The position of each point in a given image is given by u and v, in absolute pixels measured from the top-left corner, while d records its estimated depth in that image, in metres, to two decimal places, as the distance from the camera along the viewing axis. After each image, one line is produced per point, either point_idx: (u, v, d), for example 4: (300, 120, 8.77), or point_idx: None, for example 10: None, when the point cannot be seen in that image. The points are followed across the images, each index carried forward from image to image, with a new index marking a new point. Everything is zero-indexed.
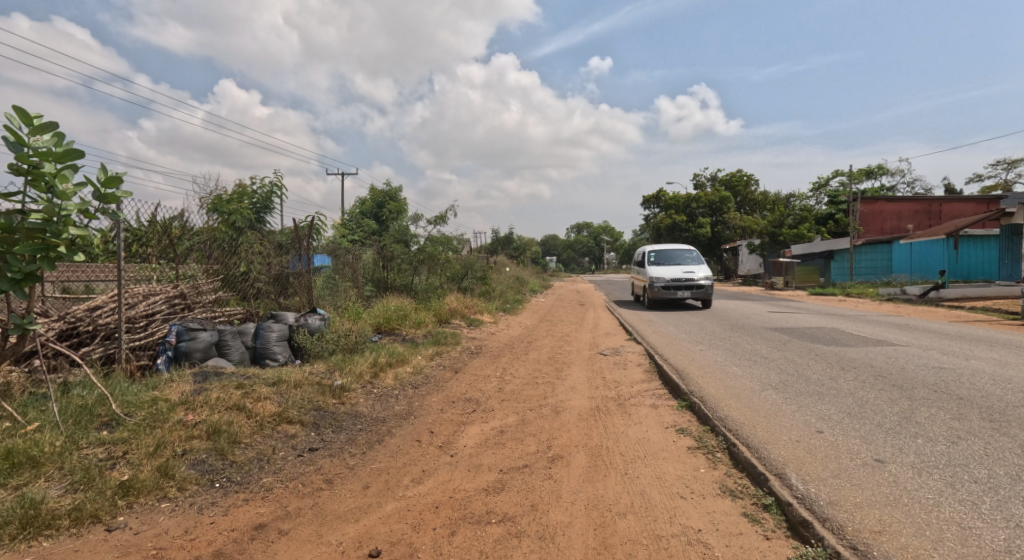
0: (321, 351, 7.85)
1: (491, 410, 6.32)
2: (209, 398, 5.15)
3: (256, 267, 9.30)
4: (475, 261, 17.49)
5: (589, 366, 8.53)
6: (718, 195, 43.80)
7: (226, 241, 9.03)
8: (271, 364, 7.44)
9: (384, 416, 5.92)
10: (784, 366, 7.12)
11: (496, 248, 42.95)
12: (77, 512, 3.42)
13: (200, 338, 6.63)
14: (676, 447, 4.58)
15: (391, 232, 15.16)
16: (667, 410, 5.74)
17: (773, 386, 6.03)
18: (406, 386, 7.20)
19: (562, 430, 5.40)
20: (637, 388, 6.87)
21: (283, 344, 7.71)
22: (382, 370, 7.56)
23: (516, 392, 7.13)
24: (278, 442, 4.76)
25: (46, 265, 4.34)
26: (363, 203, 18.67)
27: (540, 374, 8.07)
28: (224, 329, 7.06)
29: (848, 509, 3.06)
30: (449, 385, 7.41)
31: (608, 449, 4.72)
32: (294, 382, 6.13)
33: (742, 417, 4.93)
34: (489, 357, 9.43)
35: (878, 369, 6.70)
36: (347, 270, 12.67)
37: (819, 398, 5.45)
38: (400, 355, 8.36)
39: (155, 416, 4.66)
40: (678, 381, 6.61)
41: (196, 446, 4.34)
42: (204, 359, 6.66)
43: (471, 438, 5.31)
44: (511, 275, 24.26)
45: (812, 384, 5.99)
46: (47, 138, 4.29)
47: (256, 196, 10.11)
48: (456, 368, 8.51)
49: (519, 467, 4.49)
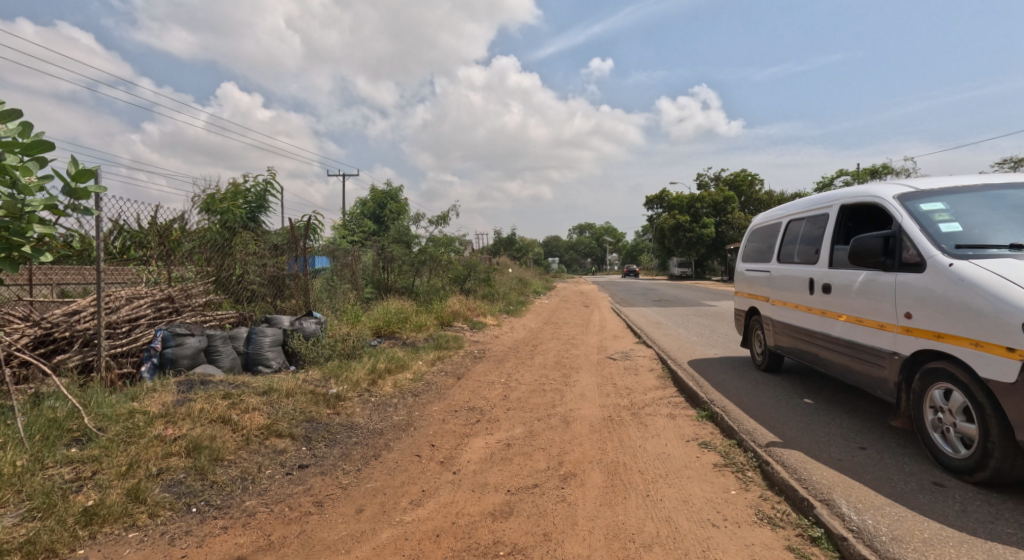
0: (317, 357, 7.47)
1: (496, 420, 5.92)
2: (191, 409, 4.73)
3: (251, 269, 8.89)
4: (478, 262, 17.12)
5: (598, 371, 8.12)
6: (722, 195, 43.43)
7: (219, 241, 8.61)
8: (264, 370, 7.09)
9: (381, 427, 5.52)
10: (807, 372, 6.72)
11: (499, 250, 42.55)
12: (30, 545, 3.02)
13: (187, 344, 6.22)
14: (701, 466, 4.18)
15: (391, 233, 14.78)
16: (686, 421, 5.34)
17: (800, 395, 5.62)
18: (405, 394, 6.79)
19: (574, 443, 4.98)
20: (652, 396, 6.46)
21: (277, 350, 7.35)
22: (380, 377, 7.16)
23: (522, 400, 6.72)
24: (264, 458, 4.35)
25: (8, 267, 3.95)
26: (363, 203, 18.27)
27: (548, 380, 7.65)
28: (213, 334, 6.66)
29: (917, 548, 2.73)
30: (452, 393, 7.00)
31: (626, 467, 4.31)
32: (286, 392, 5.73)
33: (771, 430, 4.52)
34: (494, 362, 9.03)
35: None
36: (346, 272, 12.28)
37: (852, 408, 5.05)
38: (401, 360, 7.97)
39: (129, 430, 4.24)
40: (695, 389, 6.20)
41: (174, 464, 3.93)
42: (192, 366, 6.26)
43: (476, 453, 4.91)
44: (514, 276, 23.83)
45: (840, 394, 5.60)
46: (11, 127, 3.85)
47: (251, 195, 9.69)
48: (459, 374, 8.12)
49: (529, 487, 4.08)
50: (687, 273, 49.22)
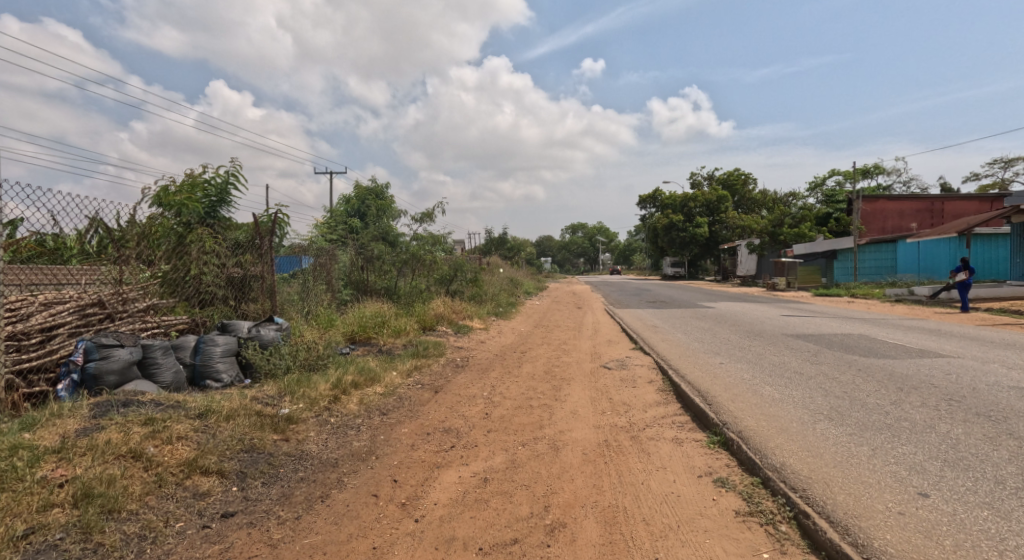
0: (274, 369, 6.63)
1: (474, 446, 5.08)
2: (94, 440, 3.85)
3: (209, 270, 7.97)
4: (466, 262, 16.26)
5: (592, 383, 7.28)
6: (715, 194, 42.95)
7: (170, 239, 7.73)
8: (212, 385, 6.25)
9: (337, 457, 4.68)
10: (828, 387, 5.95)
11: (491, 250, 41.92)
12: None
13: (115, 357, 5.36)
14: (719, 514, 3.38)
15: (373, 231, 13.95)
16: (695, 448, 4.56)
17: (827, 417, 4.82)
18: (372, 413, 5.95)
19: (563, 479, 4.16)
20: (653, 415, 5.65)
21: (229, 362, 6.51)
22: (345, 392, 6.31)
23: (505, 419, 5.87)
24: (177, 505, 3.50)
25: None
26: (347, 201, 17.35)
27: (536, 394, 6.82)
28: (151, 345, 5.81)
29: None
30: (426, 411, 6.16)
31: (627, 515, 3.52)
32: (226, 413, 4.87)
33: (804, 465, 3.72)
34: (478, 372, 8.19)
35: (947, 393, 5.52)
36: (322, 272, 11.40)
37: (894, 435, 4.25)
38: (371, 371, 7.12)
39: (5, 471, 3.36)
40: (704, 408, 5.41)
41: (51, 521, 3.07)
42: (121, 384, 5.39)
43: (445, 491, 4.09)
44: (505, 276, 22.95)
45: (873, 415, 4.82)
46: None
47: (211, 188, 8.63)
48: (437, 386, 7.27)
49: (505, 544, 3.28)
50: (681, 273, 48.51)
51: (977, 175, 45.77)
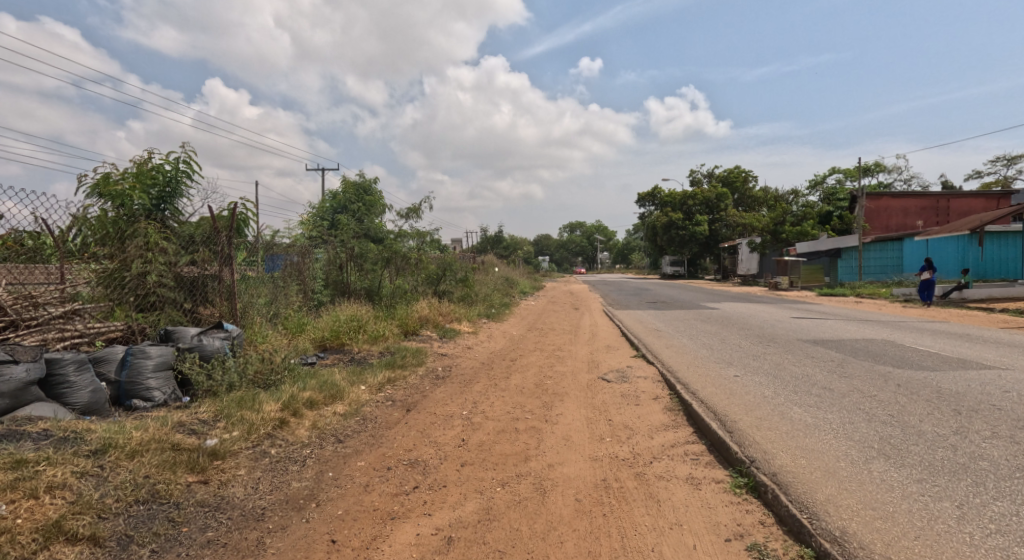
0: (216, 387, 5.65)
1: (442, 486, 4.09)
2: None
3: (157, 269, 6.89)
4: (456, 260, 15.18)
5: (589, 399, 6.32)
6: (715, 192, 41.84)
7: (107, 234, 6.74)
8: (140, 405, 5.30)
9: (267, 504, 3.72)
10: (869, 409, 4.97)
11: (486, 248, 41.25)
12: None
13: (7, 377, 4.43)
14: None
15: (353, 227, 12.93)
16: (720, 493, 3.60)
17: (882, 453, 3.84)
18: (326, 441, 4.96)
19: (549, 542, 3.20)
20: (665, 444, 4.67)
21: (164, 377, 5.53)
22: (296, 414, 5.32)
23: (486, 447, 4.90)
24: None
25: None
26: (332, 196, 16.35)
27: (525, 414, 5.85)
28: (60, 359, 4.86)
29: None
30: (392, 436, 5.18)
31: None
32: (132, 449, 3.90)
33: (875, 536, 2.76)
34: (459, 385, 7.22)
35: (1018, 419, 4.54)
36: (294, 272, 10.41)
37: (979, 483, 3.27)
38: (334, 386, 6.12)
39: None
40: (725, 437, 4.42)
41: None
42: (14, 409, 4.47)
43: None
44: (499, 276, 21.99)
45: (940, 451, 3.83)
46: None
47: (161, 176, 7.48)
48: (411, 404, 6.29)
49: None
50: (680, 273, 47.63)
51: (980, 172, 44.73)
